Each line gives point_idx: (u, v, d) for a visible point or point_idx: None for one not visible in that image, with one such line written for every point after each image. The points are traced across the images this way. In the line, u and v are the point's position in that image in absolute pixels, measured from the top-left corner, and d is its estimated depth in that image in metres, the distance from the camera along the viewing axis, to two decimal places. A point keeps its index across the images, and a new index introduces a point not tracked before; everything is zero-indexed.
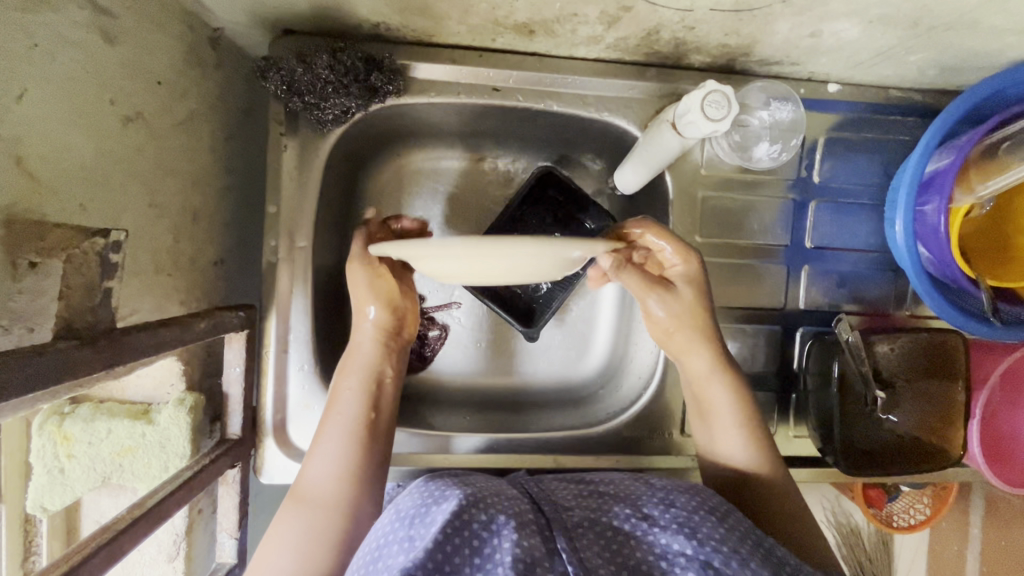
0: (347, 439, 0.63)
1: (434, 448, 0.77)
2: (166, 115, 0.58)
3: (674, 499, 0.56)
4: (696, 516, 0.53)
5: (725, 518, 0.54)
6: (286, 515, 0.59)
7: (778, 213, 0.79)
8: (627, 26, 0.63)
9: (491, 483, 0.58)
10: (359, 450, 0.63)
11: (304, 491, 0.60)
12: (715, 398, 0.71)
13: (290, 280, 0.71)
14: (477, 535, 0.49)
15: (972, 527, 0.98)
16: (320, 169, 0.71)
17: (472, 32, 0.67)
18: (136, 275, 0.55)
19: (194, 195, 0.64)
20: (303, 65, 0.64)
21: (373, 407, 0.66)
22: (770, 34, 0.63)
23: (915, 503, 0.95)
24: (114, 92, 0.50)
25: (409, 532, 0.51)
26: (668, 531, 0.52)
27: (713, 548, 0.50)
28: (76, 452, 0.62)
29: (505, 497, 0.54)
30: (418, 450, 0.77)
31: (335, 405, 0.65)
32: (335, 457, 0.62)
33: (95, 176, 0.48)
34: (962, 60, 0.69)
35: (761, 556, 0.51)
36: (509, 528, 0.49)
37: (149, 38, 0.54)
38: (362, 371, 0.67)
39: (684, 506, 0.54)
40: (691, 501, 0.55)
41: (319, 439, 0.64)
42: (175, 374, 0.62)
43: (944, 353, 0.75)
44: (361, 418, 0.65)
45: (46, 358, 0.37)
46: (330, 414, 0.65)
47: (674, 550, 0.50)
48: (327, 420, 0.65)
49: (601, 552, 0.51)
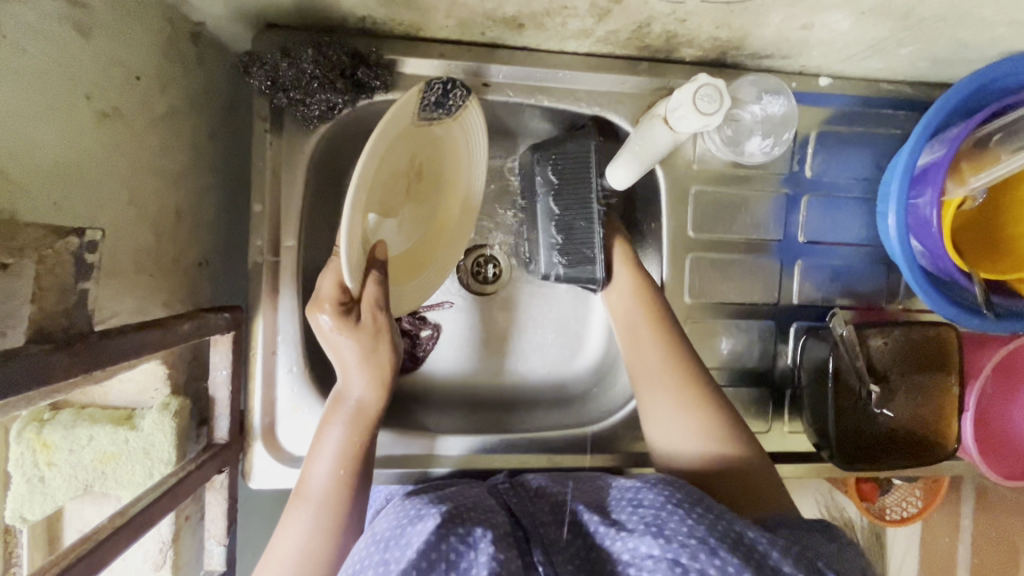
0: (334, 478, 0.61)
1: (429, 449, 0.76)
2: (147, 112, 0.56)
3: (641, 498, 0.55)
4: (664, 511, 0.52)
5: (693, 508, 0.52)
6: (285, 526, 0.60)
7: (771, 208, 0.78)
8: (618, 19, 0.62)
9: (469, 496, 0.59)
10: (342, 483, 0.61)
11: (297, 519, 0.60)
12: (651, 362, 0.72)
13: (278, 280, 0.70)
14: (454, 548, 0.49)
15: (962, 518, 0.99)
16: (307, 167, 0.70)
17: (460, 25, 0.65)
18: (115, 276, 0.53)
19: (177, 194, 0.62)
20: (288, 60, 0.62)
21: (361, 444, 0.62)
22: (762, 26, 0.63)
23: (908, 496, 0.95)
24: (90, 88, 0.48)
25: (385, 554, 0.50)
26: (635, 534, 0.51)
27: (679, 544, 0.49)
28: (56, 460, 0.59)
29: (484, 512, 0.54)
30: (412, 453, 0.76)
31: (323, 436, 0.62)
32: (322, 495, 0.60)
33: (71, 173, 0.46)
34: (952, 52, 0.69)
35: (729, 545, 0.49)
36: (486, 540, 0.50)
37: (125, 31, 0.52)
38: (350, 410, 0.62)
39: (652, 503, 0.54)
40: (660, 495, 0.54)
41: (309, 468, 0.61)
42: (160, 379, 0.61)
43: (938, 348, 0.75)
44: (348, 453, 0.61)
45: (21, 362, 0.36)
46: (319, 445, 0.61)
47: (642, 553, 0.50)
48: (318, 452, 0.61)
49: (575, 566, 0.52)
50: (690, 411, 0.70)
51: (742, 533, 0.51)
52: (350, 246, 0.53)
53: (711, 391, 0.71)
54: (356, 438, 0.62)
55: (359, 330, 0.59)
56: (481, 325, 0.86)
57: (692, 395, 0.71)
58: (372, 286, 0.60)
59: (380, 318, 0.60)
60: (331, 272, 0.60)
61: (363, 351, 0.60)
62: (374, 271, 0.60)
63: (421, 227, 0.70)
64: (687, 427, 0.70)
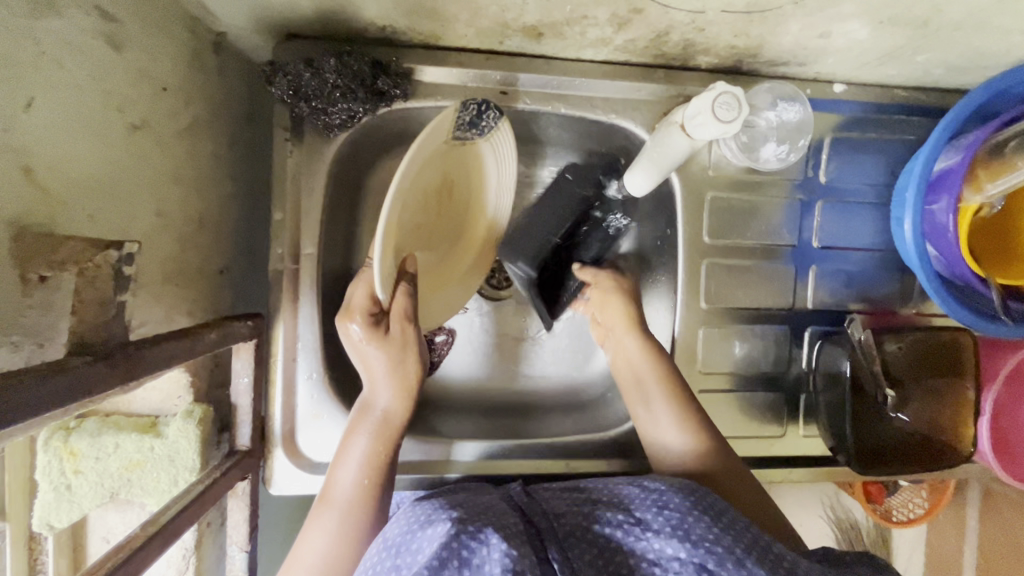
0: (359, 486, 0.61)
1: (447, 455, 0.76)
2: (172, 121, 0.57)
3: (667, 500, 0.55)
4: (690, 517, 0.52)
5: (718, 516, 0.54)
6: (308, 533, 0.60)
7: (785, 214, 0.79)
8: (637, 28, 0.63)
9: (481, 501, 0.58)
10: (365, 492, 0.61)
11: (319, 527, 0.60)
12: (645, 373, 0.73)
13: (297, 288, 0.70)
14: (465, 545, 0.48)
15: (968, 520, 0.99)
16: (326, 175, 0.70)
17: (480, 34, 0.66)
18: (145, 286, 0.53)
19: (200, 204, 0.63)
20: (310, 70, 0.63)
21: (385, 454, 0.63)
22: (780, 35, 0.63)
23: (914, 498, 0.95)
24: (120, 100, 0.49)
25: (398, 560, 0.50)
26: (661, 536, 0.51)
27: (706, 550, 0.49)
28: (83, 467, 0.60)
29: (497, 514, 0.54)
30: (430, 458, 0.76)
31: (348, 444, 0.63)
32: (346, 502, 0.60)
33: (103, 185, 0.47)
34: (967, 60, 0.69)
35: (756, 555, 0.50)
36: (498, 537, 0.48)
37: (152, 42, 0.53)
38: (376, 420, 0.63)
39: (677, 507, 0.54)
40: (685, 500, 0.55)
41: (334, 476, 0.62)
42: (183, 387, 0.61)
43: (953, 352, 0.76)
44: (372, 463, 0.62)
45: (62, 376, 0.36)
46: (344, 454, 0.62)
47: (668, 555, 0.50)
48: (344, 459, 0.62)
49: (593, 563, 0.51)
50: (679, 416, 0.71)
51: (766, 542, 0.52)
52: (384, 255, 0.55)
53: (689, 398, 0.73)
54: (381, 448, 0.62)
55: (387, 338, 0.61)
56: (495, 331, 0.87)
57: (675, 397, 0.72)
58: (402, 297, 0.61)
59: (410, 330, 0.62)
60: (363, 283, 0.61)
61: (388, 360, 0.61)
62: (405, 283, 0.61)
63: (446, 243, 0.71)
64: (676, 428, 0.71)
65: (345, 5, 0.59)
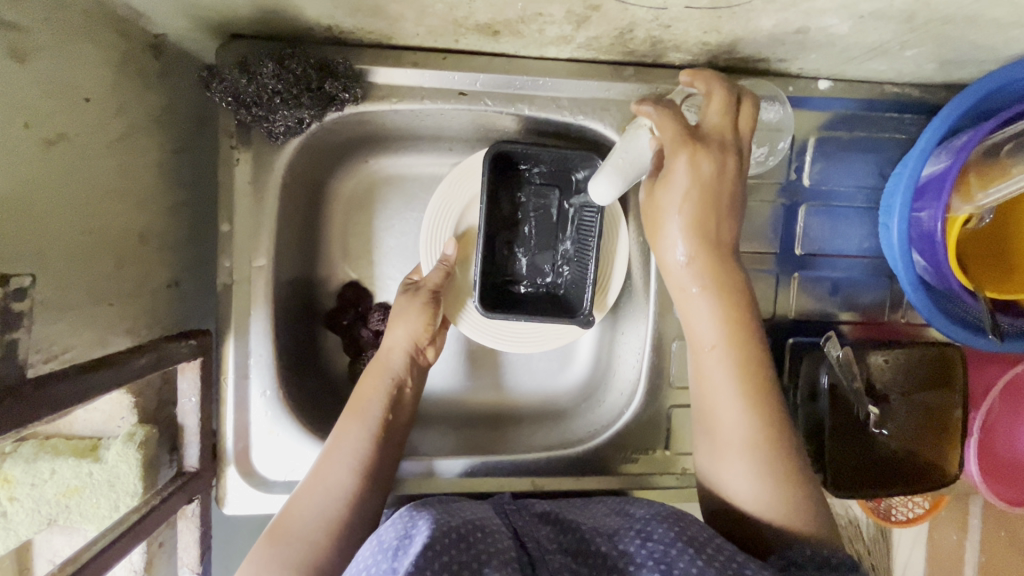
0: (365, 443, 0.64)
1: (428, 473, 0.73)
2: (97, 135, 0.54)
3: (651, 531, 0.53)
4: (674, 549, 0.50)
5: (704, 548, 0.50)
6: (301, 500, 0.60)
7: (768, 219, 0.74)
8: (598, 25, 0.58)
9: (474, 513, 0.58)
10: (369, 451, 0.64)
11: (317, 489, 0.60)
12: (711, 369, 0.61)
13: (249, 301, 0.68)
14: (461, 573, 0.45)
15: (971, 517, 0.97)
16: (276, 183, 0.67)
17: (432, 33, 0.62)
18: (69, 310, 0.51)
19: (138, 218, 0.60)
20: (247, 75, 0.59)
21: (391, 410, 0.67)
22: (754, 31, 0.58)
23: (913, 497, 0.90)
24: (29, 114, 0.46)
25: (393, 564, 0.47)
26: (644, 570, 0.49)
27: None
28: (18, 494, 0.55)
29: (489, 536, 0.52)
30: (414, 474, 0.73)
31: (358, 406, 0.66)
32: (348, 458, 0.63)
33: (8, 209, 0.44)
34: (962, 54, 0.64)
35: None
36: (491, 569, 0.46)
37: (68, 50, 0.49)
38: (387, 377, 0.68)
39: (662, 538, 0.51)
40: (670, 532, 0.52)
41: (336, 436, 0.64)
42: (126, 408, 0.59)
43: (942, 367, 0.71)
44: (380, 421, 0.66)
45: None
46: (353, 413, 0.66)
47: None
48: (354, 416, 0.65)
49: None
50: (752, 428, 0.58)
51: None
52: (433, 222, 0.75)
53: (773, 403, 0.59)
54: (387, 409, 0.67)
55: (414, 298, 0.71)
56: (465, 340, 0.85)
57: (753, 406, 0.59)
58: (438, 272, 0.72)
59: (435, 303, 0.71)
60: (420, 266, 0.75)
61: (402, 316, 0.70)
62: (442, 261, 0.73)
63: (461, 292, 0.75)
64: (739, 459, 0.58)
65: (281, 5, 0.55)
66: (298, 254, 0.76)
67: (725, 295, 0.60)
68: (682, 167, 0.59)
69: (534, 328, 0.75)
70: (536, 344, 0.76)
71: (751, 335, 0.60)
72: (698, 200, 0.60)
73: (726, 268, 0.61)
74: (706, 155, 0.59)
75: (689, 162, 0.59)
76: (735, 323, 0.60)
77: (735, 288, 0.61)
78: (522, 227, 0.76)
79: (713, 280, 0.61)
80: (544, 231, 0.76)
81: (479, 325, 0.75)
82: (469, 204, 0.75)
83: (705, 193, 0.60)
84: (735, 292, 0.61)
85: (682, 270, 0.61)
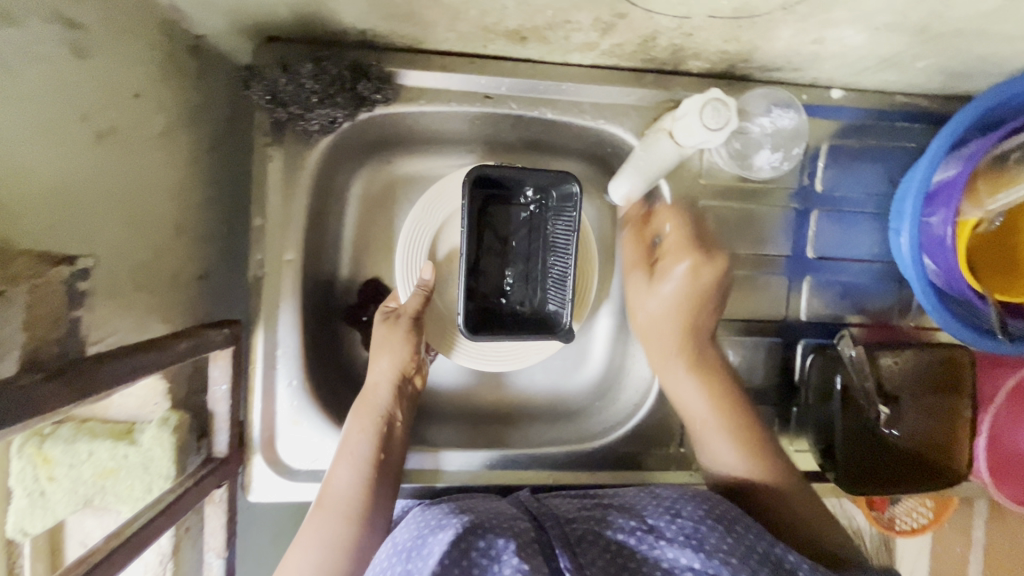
0: (354, 483, 0.66)
1: (437, 466, 0.74)
2: (143, 129, 0.56)
3: (680, 510, 0.58)
4: (703, 527, 0.55)
5: (732, 526, 0.55)
6: (313, 523, 0.65)
7: (781, 223, 0.77)
8: (623, 32, 0.61)
9: (492, 506, 0.62)
10: (362, 487, 0.66)
11: (320, 521, 0.64)
12: (681, 375, 0.72)
13: (278, 293, 0.70)
14: (478, 562, 0.51)
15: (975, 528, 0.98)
16: (306, 180, 0.69)
17: (461, 38, 0.64)
18: (115, 295, 0.53)
19: (176, 210, 0.63)
20: (286, 74, 0.62)
21: (381, 447, 0.68)
22: (772, 40, 0.61)
23: (918, 507, 0.93)
24: (86, 109, 0.48)
25: (409, 565, 0.54)
26: (675, 545, 0.53)
27: (721, 560, 0.51)
28: (56, 475, 0.58)
29: (506, 522, 0.56)
30: (419, 468, 0.74)
31: (346, 444, 0.68)
32: (341, 497, 0.65)
33: (68, 195, 0.46)
34: (971, 66, 0.66)
35: (769, 568, 0.52)
36: (509, 554, 0.51)
37: (121, 49, 0.52)
38: (373, 414, 0.69)
39: (691, 516, 0.56)
40: (698, 510, 0.57)
41: (331, 476, 0.67)
42: (160, 394, 0.62)
43: (951, 369, 0.73)
44: (370, 458, 0.67)
45: (8, 394, 0.35)
46: (343, 451, 0.67)
47: (681, 564, 0.52)
48: (342, 454, 0.67)
49: (605, 566, 0.53)
50: (733, 428, 0.71)
51: (780, 557, 0.53)
52: (409, 246, 0.76)
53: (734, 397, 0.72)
54: (377, 446, 0.68)
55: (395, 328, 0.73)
56: None
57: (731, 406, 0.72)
58: (416, 299, 0.73)
59: (416, 328, 0.73)
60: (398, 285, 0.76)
61: (385, 349, 0.72)
62: (419, 286, 0.74)
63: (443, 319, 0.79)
64: (729, 449, 0.71)
65: (321, 10, 0.58)
66: (323, 250, 0.78)
67: (692, 330, 0.72)
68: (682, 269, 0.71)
69: (515, 349, 0.77)
70: (518, 362, 0.78)
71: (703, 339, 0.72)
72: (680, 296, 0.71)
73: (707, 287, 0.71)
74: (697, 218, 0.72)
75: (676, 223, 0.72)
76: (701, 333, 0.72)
77: (693, 316, 0.71)
78: (501, 240, 0.76)
79: (687, 334, 0.72)
80: (525, 245, 0.77)
81: (465, 355, 0.78)
82: (444, 223, 0.77)
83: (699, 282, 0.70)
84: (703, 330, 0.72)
85: (661, 316, 0.73)
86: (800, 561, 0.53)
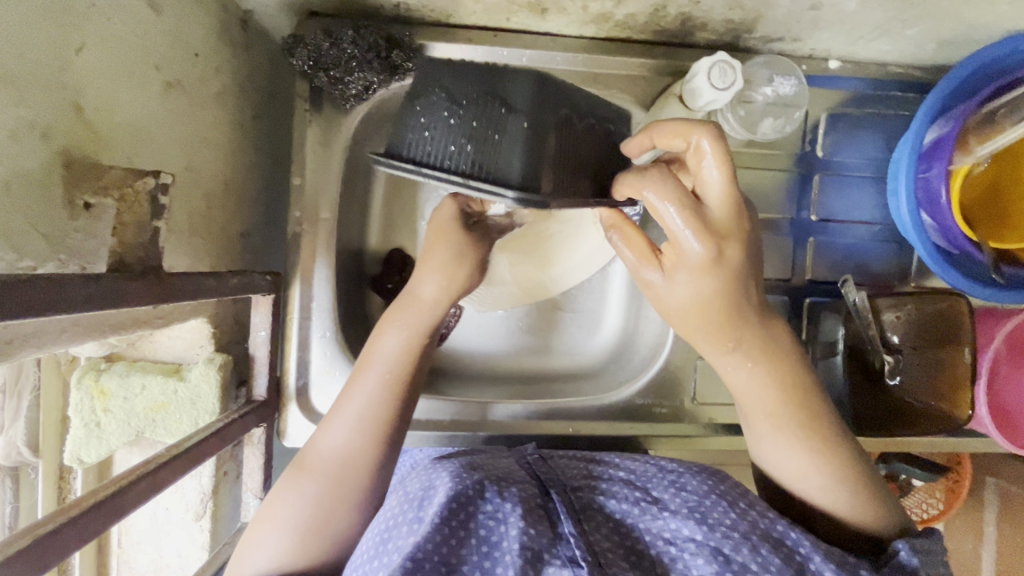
0: (340, 458, 0.58)
1: (484, 415, 0.78)
2: (201, 84, 0.61)
3: (685, 483, 0.57)
4: (708, 501, 0.54)
5: (737, 503, 0.54)
6: (293, 483, 0.58)
7: (786, 186, 0.81)
8: (636, 1, 0.67)
9: (499, 466, 0.60)
10: (355, 456, 0.59)
11: (303, 487, 0.57)
12: (737, 372, 0.59)
13: (315, 251, 0.74)
14: (483, 525, 0.49)
15: (986, 524, 1.03)
16: (342, 144, 0.74)
17: (487, 11, 0.70)
18: (173, 232, 0.58)
19: (224, 165, 0.67)
20: (329, 40, 0.67)
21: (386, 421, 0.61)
22: (773, 7, 0.67)
23: (929, 499, 1.01)
24: (158, 59, 0.53)
25: (419, 513, 0.51)
26: (679, 517, 0.52)
27: (723, 534, 0.50)
28: (111, 406, 0.66)
29: (513, 485, 0.55)
30: (435, 419, 0.78)
31: (343, 404, 0.61)
32: (327, 470, 0.58)
33: (142, 133, 0.51)
34: (958, 33, 0.72)
35: (770, 544, 0.50)
36: (515, 515, 0.50)
37: (186, 9, 0.57)
38: (376, 384, 0.61)
39: (696, 490, 0.56)
40: (703, 484, 0.56)
41: (315, 443, 0.60)
42: (205, 336, 0.65)
43: (949, 317, 0.76)
44: (371, 427, 0.60)
45: (105, 283, 0.39)
46: (337, 415, 0.60)
47: (684, 535, 0.51)
48: (332, 423, 0.60)
49: (609, 535, 0.52)
50: (802, 440, 0.59)
51: (780, 535, 0.51)
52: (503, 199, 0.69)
53: (796, 394, 0.59)
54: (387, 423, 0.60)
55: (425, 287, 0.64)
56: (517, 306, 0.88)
57: (795, 414, 0.59)
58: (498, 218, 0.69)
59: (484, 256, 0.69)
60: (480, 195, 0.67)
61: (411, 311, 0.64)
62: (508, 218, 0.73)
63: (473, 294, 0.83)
64: (792, 455, 0.59)
65: None
66: (355, 216, 0.83)
67: (736, 319, 0.55)
68: (693, 257, 0.51)
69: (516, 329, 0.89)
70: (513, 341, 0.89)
71: (747, 329, 0.56)
72: (726, 288, 0.53)
73: (742, 279, 0.53)
74: (717, 237, 0.50)
75: (707, 251, 0.50)
76: (746, 328, 0.56)
77: (749, 302, 0.55)
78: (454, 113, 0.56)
79: (728, 323, 0.55)
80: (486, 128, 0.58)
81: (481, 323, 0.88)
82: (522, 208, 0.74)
83: (736, 280, 0.53)
84: (765, 331, 0.57)
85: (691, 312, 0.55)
86: (802, 538, 0.51)
